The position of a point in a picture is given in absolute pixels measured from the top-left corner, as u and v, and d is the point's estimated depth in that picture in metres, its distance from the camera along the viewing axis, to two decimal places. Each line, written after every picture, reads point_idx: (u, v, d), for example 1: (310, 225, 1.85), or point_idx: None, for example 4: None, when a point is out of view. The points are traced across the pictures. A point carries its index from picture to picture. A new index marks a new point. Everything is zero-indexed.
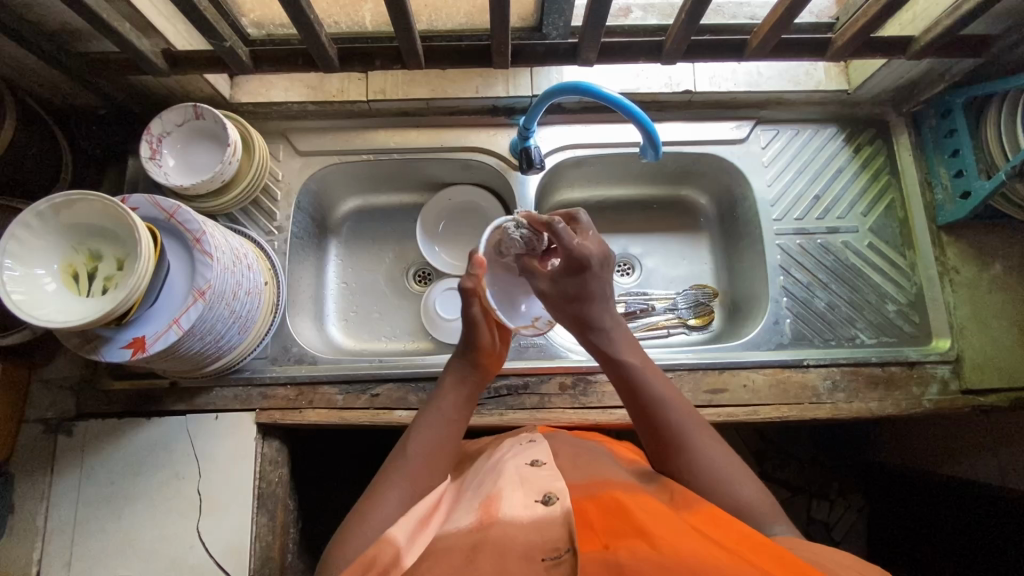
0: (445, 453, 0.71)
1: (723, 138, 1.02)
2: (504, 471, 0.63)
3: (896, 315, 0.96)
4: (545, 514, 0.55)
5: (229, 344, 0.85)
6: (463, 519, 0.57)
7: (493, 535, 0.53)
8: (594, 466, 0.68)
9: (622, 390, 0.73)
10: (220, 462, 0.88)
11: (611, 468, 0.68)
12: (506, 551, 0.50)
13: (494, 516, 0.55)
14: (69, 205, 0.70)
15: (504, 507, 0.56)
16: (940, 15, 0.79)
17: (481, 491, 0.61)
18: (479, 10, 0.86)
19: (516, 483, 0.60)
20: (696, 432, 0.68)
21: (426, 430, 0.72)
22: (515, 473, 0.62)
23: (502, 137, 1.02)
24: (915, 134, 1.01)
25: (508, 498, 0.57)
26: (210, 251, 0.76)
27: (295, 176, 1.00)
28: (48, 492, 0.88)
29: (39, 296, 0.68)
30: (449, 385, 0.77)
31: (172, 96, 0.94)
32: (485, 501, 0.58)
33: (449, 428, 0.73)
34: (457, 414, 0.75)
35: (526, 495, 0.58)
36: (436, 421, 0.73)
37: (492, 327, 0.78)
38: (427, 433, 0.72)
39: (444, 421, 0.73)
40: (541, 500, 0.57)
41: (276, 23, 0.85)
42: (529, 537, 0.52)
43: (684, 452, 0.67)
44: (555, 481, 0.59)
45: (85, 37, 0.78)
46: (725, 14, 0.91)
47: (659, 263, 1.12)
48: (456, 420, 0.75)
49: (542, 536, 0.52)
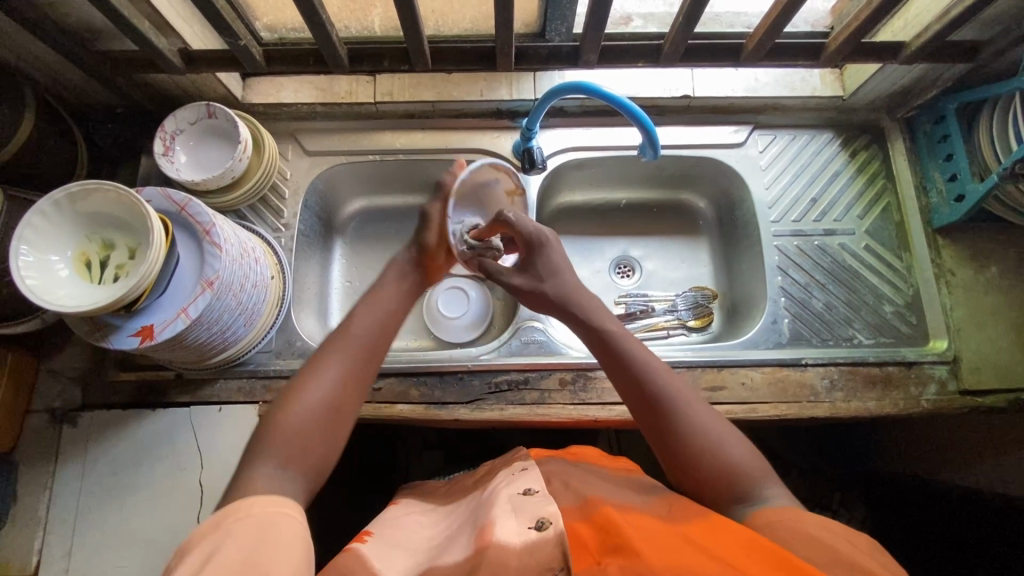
0: (385, 341, 0.70)
1: (721, 142, 1.04)
2: (496, 501, 0.63)
3: (893, 317, 0.97)
4: (538, 538, 0.55)
5: (235, 336, 0.86)
6: (459, 551, 0.57)
7: (489, 558, 0.53)
8: (589, 488, 0.67)
9: (607, 366, 0.72)
10: (222, 454, 0.89)
11: (609, 489, 0.67)
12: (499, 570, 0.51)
13: (489, 541, 0.55)
14: (85, 194, 0.72)
15: (497, 531, 0.56)
16: (931, 20, 0.81)
17: (476, 522, 0.61)
18: (485, 15, 0.89)
19: (509, 509, 0.60)
20: (680, 394, 0.67)
21: (364, 317, 0.70)
22: (508, 503, 0.62)
23: (505, 140, 1.04)
24: (909, 139, 1.03)
25: (502, 525, 0.57)
26: (219, 243, 0.78)
27: (302, 175, 1.02)
28: (51, 482, 0.88)
29: (52, 281, 0.70)
30: (393, 277, 0.75)
31: (186, 95, 0.97)
32: (479, 529, 0.59)
33: (391, 321, 0.71)
34: (400, 305, 0.73)
35: (519, 520, 0.58)
36: (378, 310, 0.71)
37: (442, 234, 0.78)
38: (365, 319, 0.70)
39: (386, 312, 0.71)
40: (534, 526, 0.57)
41: (288, 26, 0.88)
42: (523, 560, 0.53)
43: (673, 419, 0.66)
44: (547, 503, 0.60)
45: (106, 36, 0.82)
46: (723, 23, 0.94)
47: (659, 266, 1.14)
48: (398, 311, 0.73)
49: (534, 558, 0.53)
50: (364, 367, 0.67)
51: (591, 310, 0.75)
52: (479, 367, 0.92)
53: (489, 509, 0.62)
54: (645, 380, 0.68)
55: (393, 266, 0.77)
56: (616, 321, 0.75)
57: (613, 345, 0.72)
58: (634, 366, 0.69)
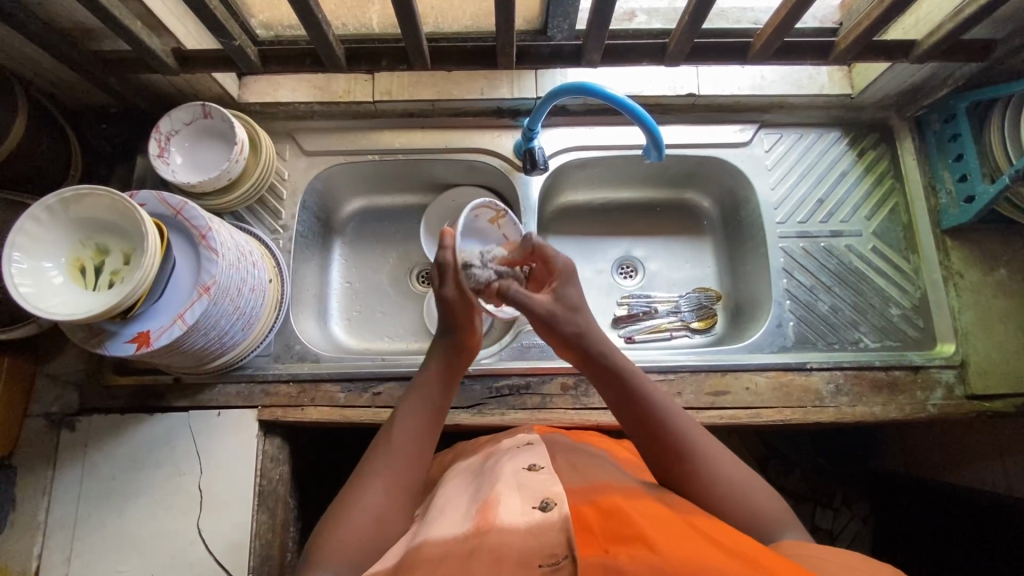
0: (429, 445, 0.69)
1: (726, 141, 1.02)
2: (501, 474, 0.63)
3: (900, 319, 0.96)
4: (543, 520, 0.55)
5: (233, 341, 0.85)
6: (460, 522, 0.58)
7: (491, 542, 0.53)
8: (596, 471, 0.66)
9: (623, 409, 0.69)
10: (221, 459, 0.88)
11: (615, 473, 0.67)
12: (504, 557, 0.51)
13: (491, 523, 0.55)
14: (79, 199, 0.71)
15: (502, 512, 0.56)
16: (944, 18, 0.79)
17: (479, 494, 0.61)
18: (485, 12, 0.87)
19: (514, 485, 0.60)
20: (698, 437, 0.66)
21: (408, 421, 0.69)
22: (513, 477, 0.62)
23: (506, 139, 1.02)
24: (919, 138, 1.01)
25: (507, 504, 0.57)
26: (215, 247, 0.77)
27: (300, 175, 1.01)
28: (49, 487, 0.88)
29: (47, 289, 0.69)
30: (428, 371, 0.73)
31: (181, 94, 0.96)
32: (482, 504, 0.59)
33: (433, 420, 0.71)
34: (440, 400, 0.72)
35: (524, 500, 0.58)
36: (419, 412, 0.70)
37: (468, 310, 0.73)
38: (412, 426, 0.69)
39: (426, 412, 0.71)
40: (539, 505, 0.57)
41: (285, 24, 0.86)
42: (526, 544, 0.52)
43: (694, 465, 0.64)
44: (554, 482, 0.60)
45: (97, 36, 0.80)
46: (729, 19, 0.92)
47: (662, 266, 1.12)
48: (437, 409, 0.72)
49: (539, 543, 0.52)
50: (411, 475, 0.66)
51: (611, 354, 0.71)
52: (480, 371, 0.91)
53: (494, 482, 0.62)
54: (664, 426, 0.66)
55: (435, 356, 0.74)
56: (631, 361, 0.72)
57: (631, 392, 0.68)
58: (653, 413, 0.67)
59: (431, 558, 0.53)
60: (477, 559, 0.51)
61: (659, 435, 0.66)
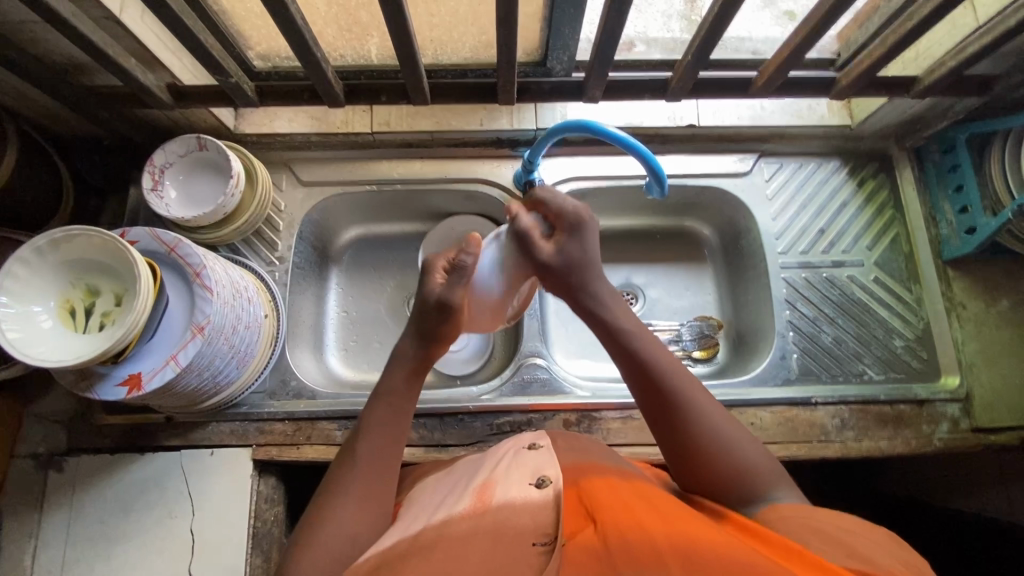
0: (395, 441, 0.63)
1: (726, 171, 1.02)
2: (501, 460, 0.63)
3: (903, 351, 0.95)
4: (537, 497, 0.54)
5: (227, 379, 0.83)
6: (458, 501, 0.56)
7: (490, 522, 0.52)
8: (598, 453, 0.63)
9: (617, 357, 0.65)
10: (214, 500, 0.86)
11: (611, 453, 0.64)
12: (501, 538, 0.50)
13: (489, 502, 0.54)
14: (69, 240, 0.69)
15: (499, 492, 0.55)
16: (943, 56, 0.80)
17: (477, 477, 0.60)
18: (484, 44, 0.85)
19: (511, 467, 0.60)
20: (695, 393, 0.62)
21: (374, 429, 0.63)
22: (513, 459, 0.62)
23: (506, 169, 1.02)
24: (918, 168, 1.01)
25: (503, 484, 0.57)
26: (210, 285, 0.75)
27: (296, 206, 0.99)
28: (36, 531, 0.84)
29: (35, 333, 0.67)
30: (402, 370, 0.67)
31: (176, 125, 0.94)
32: (480, 486, 0.57)
33: (398, 422, 0.64)
34: (406, 399, 0.66)
35: (521, 479, 0.58)
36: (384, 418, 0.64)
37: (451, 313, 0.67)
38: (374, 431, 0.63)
39: (391, 416, 0.64)
40: (536, 483, 0.56)
41: (281, 55, 0.84)
42: (521, 521, 0.51)
43: (683, 414, 0.61)
44: (552, 464, 0.59)
45: (90, 71, 0.79)
46: (729, 49, 0.92)
47: (662, 294, 1.10)
48: (402, 408, 0.65)
49: (535, 521, 0.51)
50: (378, 473, 0.61)
51: (605, 303, 0.68)
52: (481, 409, 0.89)
53: (491, 469, 0.61)
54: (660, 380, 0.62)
55: (405, 355, 0.67)
56: (631, 314, 0.68)
57: (622, 339, 0.65)
58: (648, 363, 0.63)
59: (427, 544, 0.50)
60: (474, 542, 0.50)
61: (653, 387, 0.62)
